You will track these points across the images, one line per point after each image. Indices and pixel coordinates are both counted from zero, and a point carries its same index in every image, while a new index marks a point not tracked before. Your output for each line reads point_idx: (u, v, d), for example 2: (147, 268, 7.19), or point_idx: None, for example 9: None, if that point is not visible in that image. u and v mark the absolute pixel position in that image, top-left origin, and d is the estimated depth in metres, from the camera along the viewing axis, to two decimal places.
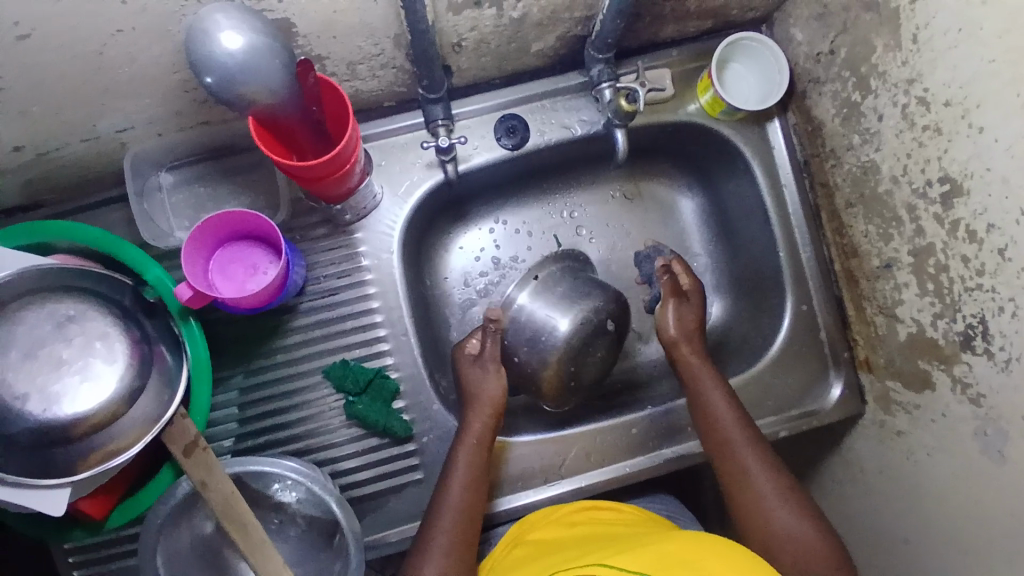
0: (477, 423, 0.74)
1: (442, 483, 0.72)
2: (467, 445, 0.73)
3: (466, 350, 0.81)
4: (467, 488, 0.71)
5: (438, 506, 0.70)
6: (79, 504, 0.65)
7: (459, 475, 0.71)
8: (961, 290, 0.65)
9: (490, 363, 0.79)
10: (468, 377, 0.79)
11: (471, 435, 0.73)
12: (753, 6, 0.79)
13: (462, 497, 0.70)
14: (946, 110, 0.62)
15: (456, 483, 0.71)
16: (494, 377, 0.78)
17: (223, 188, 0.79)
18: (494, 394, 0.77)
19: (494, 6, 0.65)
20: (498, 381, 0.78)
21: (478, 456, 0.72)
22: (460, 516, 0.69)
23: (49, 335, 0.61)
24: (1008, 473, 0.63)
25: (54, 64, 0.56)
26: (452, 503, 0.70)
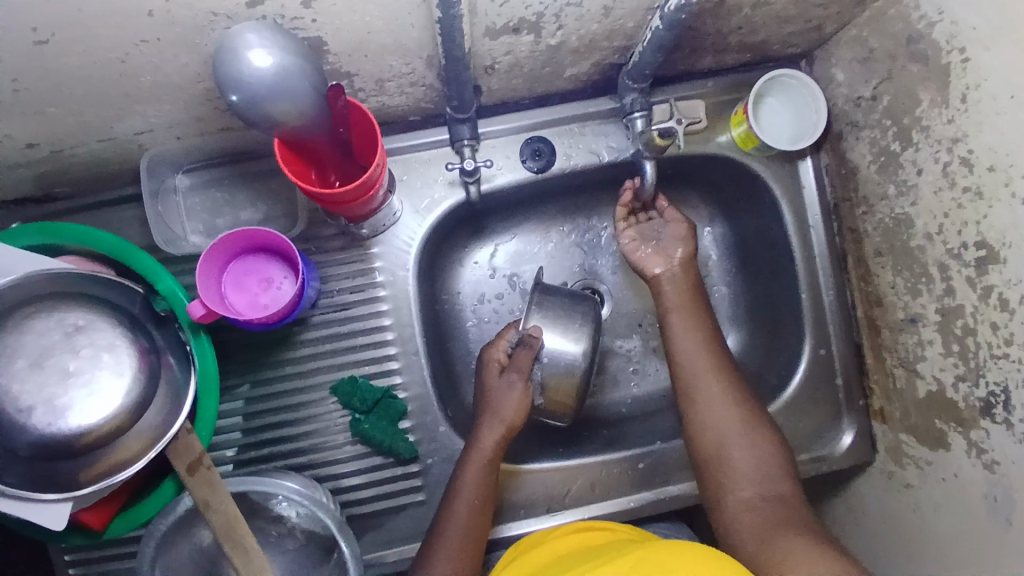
0: (490, 438, 0.73)
1: (448, 501, 0.70)
2: (477, 464, 0.71)
3: (496, 356, 0.77)
4: (474, 510, 0.69)
5: (441, 524, 0.69)
6: (81, 515, 0.65)
7: (465, 495, 0.70)
8: (987, 356, 0.64)
9: (516, 377, 0.75)
10: (492, 386, 0.76)
11: (482, 451, 0.72)
12: (796, 42, 0.76)
13: (466, 520, 0.69)
14: (989, 174, 0.61)
15: (463, 503, 0.69)
16: (515, 394, 0.74)
17: (240, 194, 0.77)
18: (516, 413, 0.74)
19: (533, 33, 0.63)
20: (523, 402, 0.74)
21: (487, 473, 0.71)
22: (467, 534, 0.68)
23: (57, 345, 0.60)
24: (1016, 544, 0.62)
25: (75, 68, 0.54)
26: (459, 520, 0.68)
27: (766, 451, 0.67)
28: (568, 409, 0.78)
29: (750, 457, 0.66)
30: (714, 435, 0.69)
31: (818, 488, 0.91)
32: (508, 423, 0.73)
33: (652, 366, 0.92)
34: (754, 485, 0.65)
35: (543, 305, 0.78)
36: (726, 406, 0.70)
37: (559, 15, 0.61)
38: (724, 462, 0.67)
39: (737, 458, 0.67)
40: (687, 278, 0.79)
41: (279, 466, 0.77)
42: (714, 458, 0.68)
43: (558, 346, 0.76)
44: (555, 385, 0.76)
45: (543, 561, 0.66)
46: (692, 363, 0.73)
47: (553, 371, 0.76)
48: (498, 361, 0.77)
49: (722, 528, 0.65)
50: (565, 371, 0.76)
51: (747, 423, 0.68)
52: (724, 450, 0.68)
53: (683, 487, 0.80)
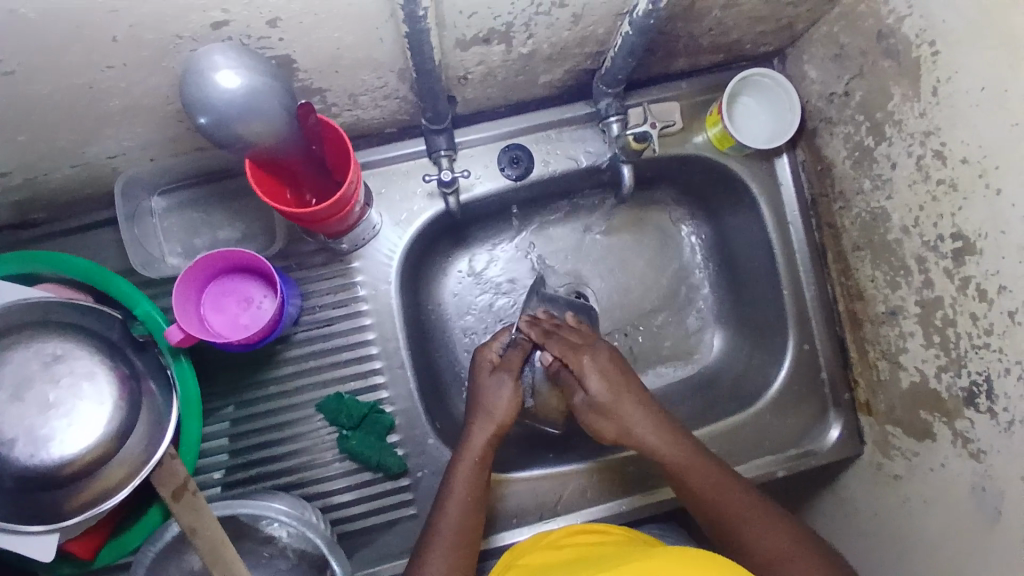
0: (481, 438, 0.71)
1: (440, 502, 0.69)
2: (468, 463, 0.70)
3: (489, 355, 0.76)
4: (465, 514, 0.68)
5: (432, 530, 0.68)
6: (67, 545, 0.64)
7: (457, 494, 0.69)
8: (968, 346, 0.65)
9: (507, 376, 0.74)
10: (483, 383, 0.74)
11: (472, 450, 0.71)
12: (768, 41, 0.77)
13: (459, 521, 0.68)
14: (963, 167, 0.61)
15: (455, 503, 0.68)
16: (507, 391, 0.73)
17: (217, 214, 0.77)
18: (508, 413, 0.72)
19: (504, 42, 0.63)
20: (514, 401, 0.73)
21: (477, 474, 0.70)
22: (457, 539, 0.67)
23: (36, 376, 0.60)
24: (1004, 532, 0.63)
25: (43, 96, 0.53)
26: (449, 526, 0.68)
27: (778, 529, 0.65)
28: (559, 416, 0.83)
29: (772, 539, 0.64)
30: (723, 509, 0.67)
31: (807, 483, 0.91)
32: (499, 421, 0.72)
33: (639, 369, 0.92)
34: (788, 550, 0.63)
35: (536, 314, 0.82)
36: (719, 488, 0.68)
37: (529, 24, 0.61)
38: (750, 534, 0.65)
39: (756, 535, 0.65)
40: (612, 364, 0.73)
41: (268, 486, 0.76)
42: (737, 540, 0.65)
43: (550, 353, 0.80)
44: (545, 389, 0.82)
45: (537, 567, 0.66)
46: (676, 455, 0.69)
47: (544, 376, 0.81)
48: (490, 361, 0.76)
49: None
50: (556, 377, 0.80)
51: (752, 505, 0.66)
52: (736, 523, 0.66)
53: (673, 489, 0.80)
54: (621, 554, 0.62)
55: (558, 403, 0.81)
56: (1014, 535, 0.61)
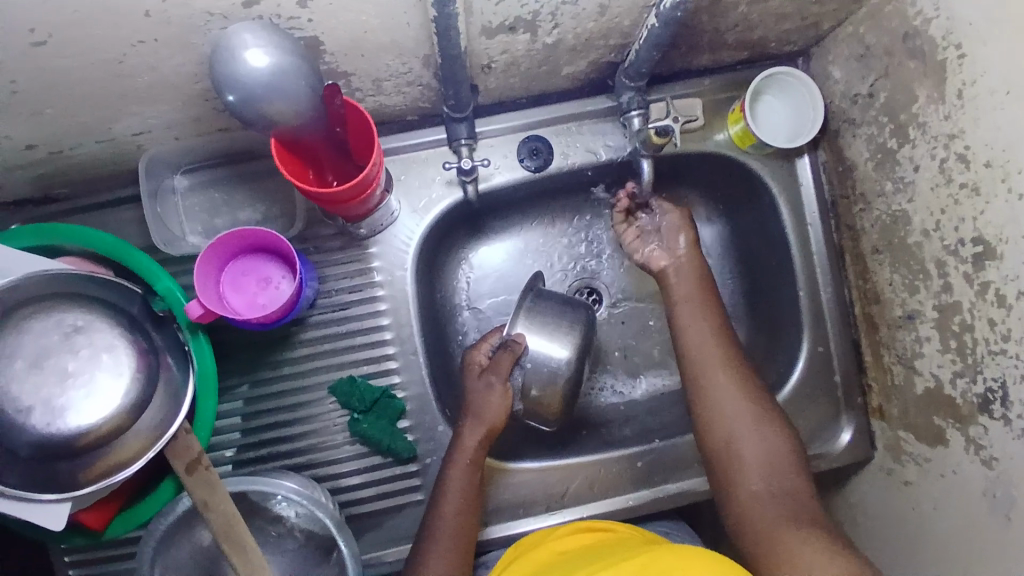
0: (471, 440, 0.72)
1: (435, 506, 0.70)
2: (460, 466, 0.71)
3: (477, 359, 0.77)
4: (460, 514, 0.69)
5: (429, 530, 0.68)
6: (79, 515, 0.65)
7: (451, 497, 0.70)
8: (984, 352, 0.64)
9: (495, 379, 0.74)
10: (471, 387, 0.75)
11: (464, 454, 0.72)
12: (793, 39, 0.76)
13: (455, 524, 0.68)
14: (986, 170, 0.61)
15: (449, 506, 0.69)
16: (495, 397, 0.74)
17: (238, 194, 0.78)
18: (497, 416, 0.73)
19: (529, 31, 0.63)
20: (503, 405, 0.74)
21: (471, 475, 0.71)
22: (455, 540, 0.68)
23: (56, 346, 0.60)
24: (1014, 540, 0.62)
25: (72, 69, 0.54)
26: (447, 527, 0.68)
27: (776, 442, 0.66)
28: (553, 416, 0.77)
29: (758, 447, 0.66)
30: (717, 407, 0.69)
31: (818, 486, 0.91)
32: (488, 425, 0.73)
33: (651, 365, 0.92)
34: (760, 471, 0.64)
35: (532, 310, 0.77)
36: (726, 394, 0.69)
37: (555, 13, 0.61)
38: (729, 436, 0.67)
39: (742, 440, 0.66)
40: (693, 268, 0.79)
41: (278, 466, 0.77)
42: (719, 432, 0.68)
43: (543, 349, 0.75)
44: (536, 391, 0.75)
45: (544, 562, 0.66)
46: (702, 357, 0.72)
47: (537, 375, 0.75)
48: (479, 363, 0.76)
49: (730, 515, 0.64)
50: (549, 377, 0.75)
51: (758, 416, 0.68)
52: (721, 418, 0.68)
53: (681, 485, 0.80)
54: (628, 549, 0.63)
55: (551, 405, 0.76)
56: None
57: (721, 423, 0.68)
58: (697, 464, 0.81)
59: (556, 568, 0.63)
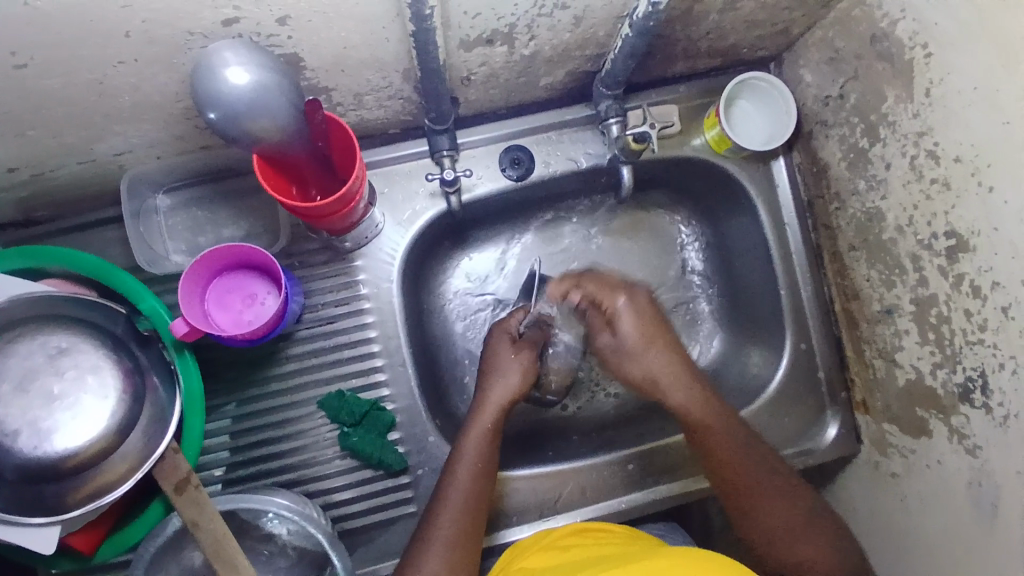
0: (494, 405, 0.74)
1: (451, 463, 0.70)
2: (480, 430, 0.72)
3: (507, 329, 0.81)
4: (475, 475, 0.69)
5: (442, 493, 0.69)
6: (69, 538, 0.64)
7: (470, 456, 0.70)
8: (962, 343, 0.66)
9: (528, 351, 0.78)
10: (499, 354, 0.78)
11: (487, 417, 0.73)
12: (764, 45, 0.78)
13: (470, 481, 0.69)
14: (956, 166, 0.63)
15: (466, 464, 0.70)
16: (521, 364, 0.77)
17: (221, 212, 0.78)
18: (524, 381, 0.76)
19: (506, 43, 0.64)
20: (530, 371, 0.77)
21: (489, 441, 0.72)
22: (468, 504, 0.68)
23: (41, 367, 0.60)
24: (1000, 526, 0.63)
25: (54, 90, 0.54)
26: (459, 489, 0.68)
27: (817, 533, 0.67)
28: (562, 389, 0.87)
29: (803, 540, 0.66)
30: (755, 505, 0.69)
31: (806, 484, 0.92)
32: (512, 391, 0.75)
33: None
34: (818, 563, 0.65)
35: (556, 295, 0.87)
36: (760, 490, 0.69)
37: (532, 25, 0.62)
38: (785, 537, 0.66)
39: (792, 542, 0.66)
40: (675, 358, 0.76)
41: (268, 483, 0.76)
42: (768, 532, 0.67)
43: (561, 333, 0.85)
44: (556, 369, 0.85)
45: (538, 569, 0.66)
46: (728, 451, 0.71)
47: (558, 356, 0.86)
48: (509, 333, 0.80)
49: None
50: (567, 357, 0.86)
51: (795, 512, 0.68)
52: (772, 513, 0.68)
53: (672, 487, 0.81)
54: (622, 555, 0.63)
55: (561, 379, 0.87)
56: (1009, 529, 0.62)
57: (771, 529, 0.67)
58: (687, 465, 0.82)
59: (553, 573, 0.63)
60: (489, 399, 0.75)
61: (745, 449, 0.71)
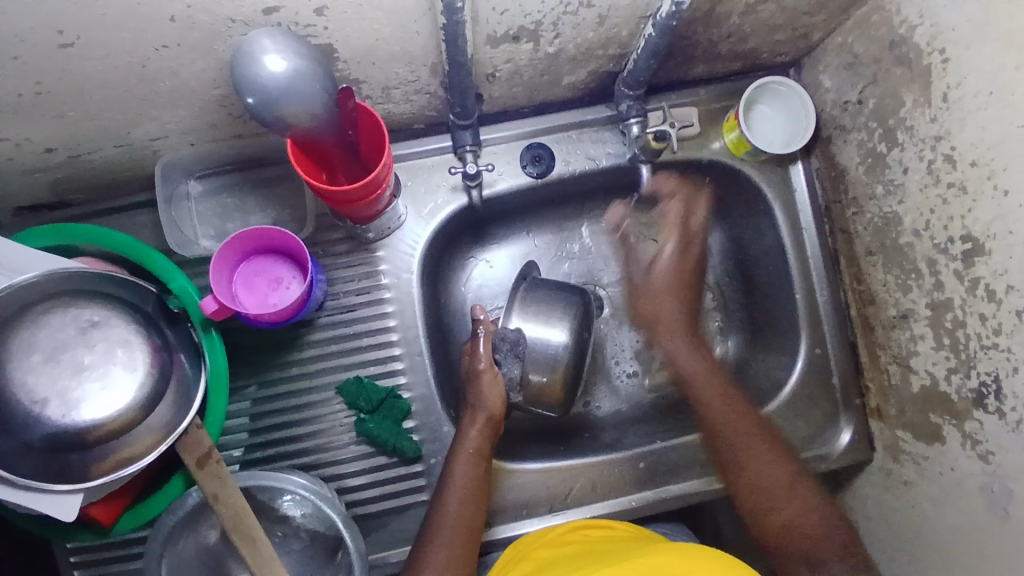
0: (474, 431, 0.73)
1: (440, 496, 0.70)
2: (464, 455, 0.71)
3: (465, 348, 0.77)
4: (465, 499, 0.69)
5: (434, 519, 0.68)
6: (90, 508, 0.66)
7: (457, 489, 0.70)
8: (977, 346, 0.66)
9: (478, 361, 0.74)
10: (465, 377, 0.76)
11: (468, 443, 0.72)
12: (784, 51, 0.80)
13: (459, 505, 0.69)
14: (972, 169, 0.63)
15: (454, 497, 0.69)
16: (488, 384, 0.74)
17: (250, 199, 0.80)
18: (494, 403, 0.73)
19: (532, 40, 0.66)
20: (497, 389, 0.74)
21: (474, 466, 0.71)
22: (459, 527, 0.68)
23: (71, 339, 0.62)
24: (1012, 532, 0.63)
25: (97, 72, 0.56)
26: (450, 515, 0.68)
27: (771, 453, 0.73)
28: (557, 400, 0.80)
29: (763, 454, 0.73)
30: (727, 438, 0.75)
31: None
32: (489, 413, 0.73)
33: (653, 370, 0.93)
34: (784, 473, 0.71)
35: (526, 301, 0.81)
36: (733, 419, 0.76)
37: (556, 23, 0.64)
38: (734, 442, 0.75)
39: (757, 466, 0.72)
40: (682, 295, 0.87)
41: (285, 466, 0.78)
42: (735, 457, 0.74)
43: (541, 335, 0.79)
44: (540, 377, 0.78)
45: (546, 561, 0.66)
46: (696, 385, 0.81)
47: (535, 361, 0.78)
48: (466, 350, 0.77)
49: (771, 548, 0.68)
50: (549, 360, 0.78)
51: (755, 421, 0.76)
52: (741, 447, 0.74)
53: (684, 487, 0.81)
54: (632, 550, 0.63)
55: (554, 389, 0.79)
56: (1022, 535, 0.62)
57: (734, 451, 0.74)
58: (699, 465, 0.82)
59: (562, 565, 0.64)
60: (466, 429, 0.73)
61: (728, 405, 0.78)
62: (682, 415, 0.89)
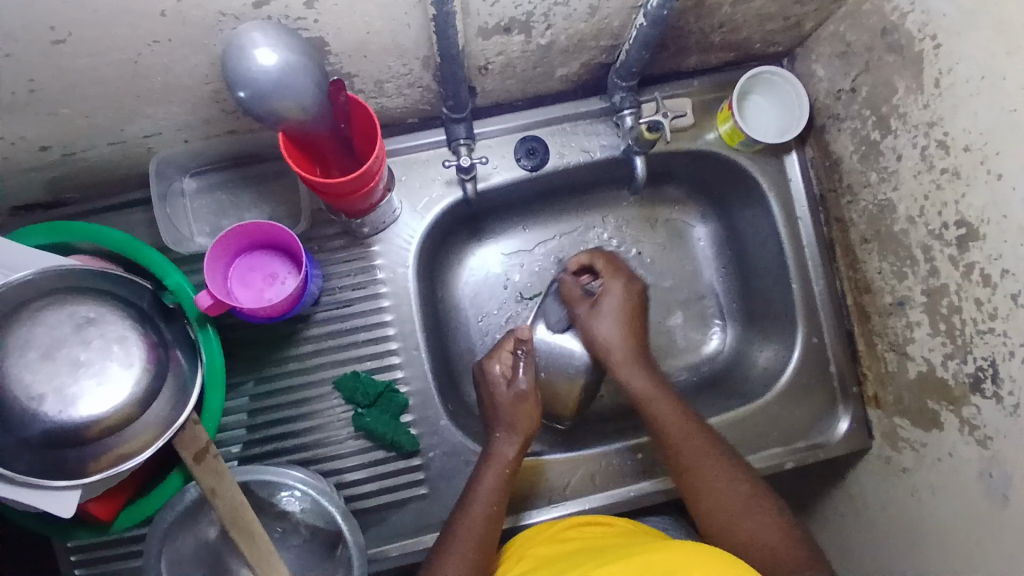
0: (509, 449, 0.72)
1: (463, 504, 0.69)
2: (496, 470, 0.71)
3: (498, 372, 0.78)
4: (490, 513, 0.68)
5: (453, 530, 0.67)
6: (87, 505, 0.66)
7: (484, 495, 0.69)
8: (973, 331, 0.66)
9: (523, 385, 0.76)
10: (499, 400, 0.76)
11: (501, 460, 0.72)
12: (777, 40, 0.80)
13: (483, 518, 0.67)
14: (965, 155, 0.63)
15: (479, 504, 0.68)
16: (527, 406, 0.75)
17: (245, 196, 0.80)
18: (531, 425, 0.74)
19: (523, 32, 0.66)
20: (535, 413, 0.76)
21: (504, 482, 0.70)
22: (479, 539, 0.66)
23: (68, 336, 0.61)
24: (1011, 517, 0.63)
25: (90, 68, 0.56)
26: (470, 525, 0.67)
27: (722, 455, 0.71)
28: (565, 412, 0.86)
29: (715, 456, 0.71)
30: (687, 443, 0.72)
31: (819, 480, 0.91)
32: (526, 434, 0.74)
33: None
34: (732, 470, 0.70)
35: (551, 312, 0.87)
36: (692, 431, 0.73)
37: (547, 14, 0.64)
38: (689, 432, 0.73)
39: (710, 475, 0.70)
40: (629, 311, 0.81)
41: (284, 461, 0.78)
42: (690, 463, 0.71)
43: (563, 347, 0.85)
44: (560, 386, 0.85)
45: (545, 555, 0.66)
46: (608, 339, 0.80)
47: (557, 369, 0.85)
48: (501, 376, 0.78)
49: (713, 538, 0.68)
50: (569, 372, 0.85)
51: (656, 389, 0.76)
52: (695, 448, 0.72)
53: None
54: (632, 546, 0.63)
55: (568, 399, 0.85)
56: (1020, 520, 0.62)
57: (688, 458, 0.72)
58: None
59: (560, 560, 0.64)
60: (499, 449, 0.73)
61: (676, 414, 0.74)
62: (679, 407, 0.89)
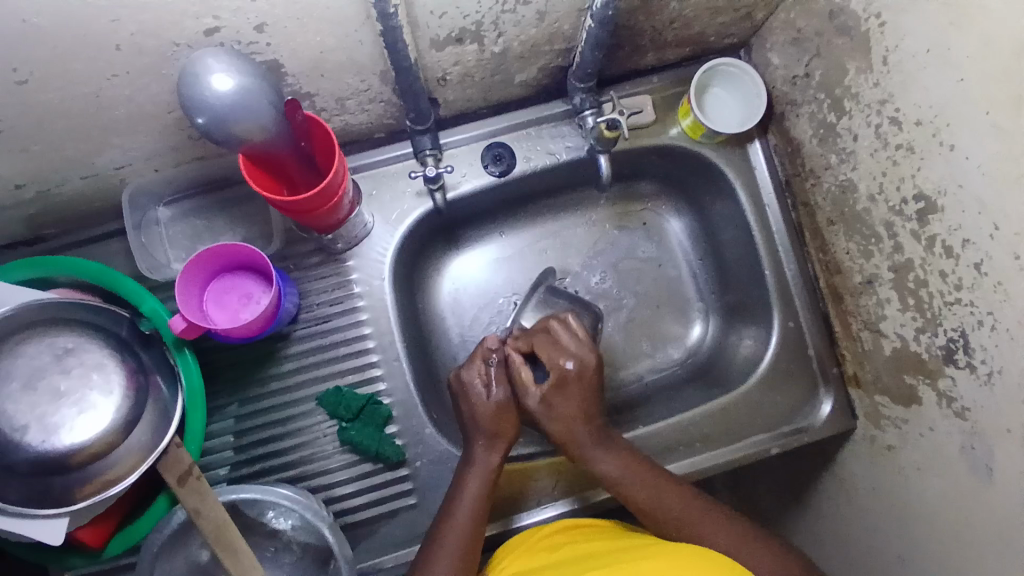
0: (491, 455, 0.73)
1: (448, 508, 0.70)
2: (480, 474, 0.72)
3: (476, 376, 0.77)
4: (475, 515, 0.69)
5: (439, 535, 0.67)
6: (79, 532, 0.67)
7: (469, 499, 0.70)
8: (941, 304, 0.66)
9: (501, 390, 0.77)
10: (476, 403, 0.76)
11: (481, 464, 0.73)
12: (732, 33, 0.81)
13: (469, 521, 0.68)
14: (918, 129, 0.64)
15: (464, 507, 0.69)
16: (507, 414, 0.76)
17: (219, 220, 0.82)
18: (513, 426, 0.75)
19: (476, 41, 0.67)
20: (514, 416, 0.76)
21: (490, 485, 0.72)
22: (464, 542, 0.67)
23: (48, 367, 0.63)
24: (996, 487, 0.63)
25: (53, 105, 0.58)
26: (458, 529, 0.67)
27: (719, 523, 0.66)
28: None
29: (712, 534, 0.65)
30: (669, 521, 0.67)
31: (810, 465, 0.91)
32: (505, 440, 0.75)
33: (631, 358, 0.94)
34: (730, 537, 0.65)
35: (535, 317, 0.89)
36: (668, 504, 0.68)
37: (497, 22, 0.65)
38: (670, 502, 0.68)
39: (702, 536, 0.65)
40: (581, 384, 0.76)
41: (271, 479, 0.79)
42: (676, 522, 0.67)
43: None
44: None
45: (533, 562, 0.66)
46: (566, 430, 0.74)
47: None
48: (480, 378, 0.77)
49: None
50: None
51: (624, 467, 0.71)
52: (680, 510, 0.68)
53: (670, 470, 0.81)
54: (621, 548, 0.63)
55: None
56: (1006, 491, 0.62)
57: (676, 518, 0.67)
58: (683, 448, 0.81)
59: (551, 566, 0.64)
60: (477, 455, 0.73)
61: (646, 485, 0.70)
62: (664, 401, 0.90)
